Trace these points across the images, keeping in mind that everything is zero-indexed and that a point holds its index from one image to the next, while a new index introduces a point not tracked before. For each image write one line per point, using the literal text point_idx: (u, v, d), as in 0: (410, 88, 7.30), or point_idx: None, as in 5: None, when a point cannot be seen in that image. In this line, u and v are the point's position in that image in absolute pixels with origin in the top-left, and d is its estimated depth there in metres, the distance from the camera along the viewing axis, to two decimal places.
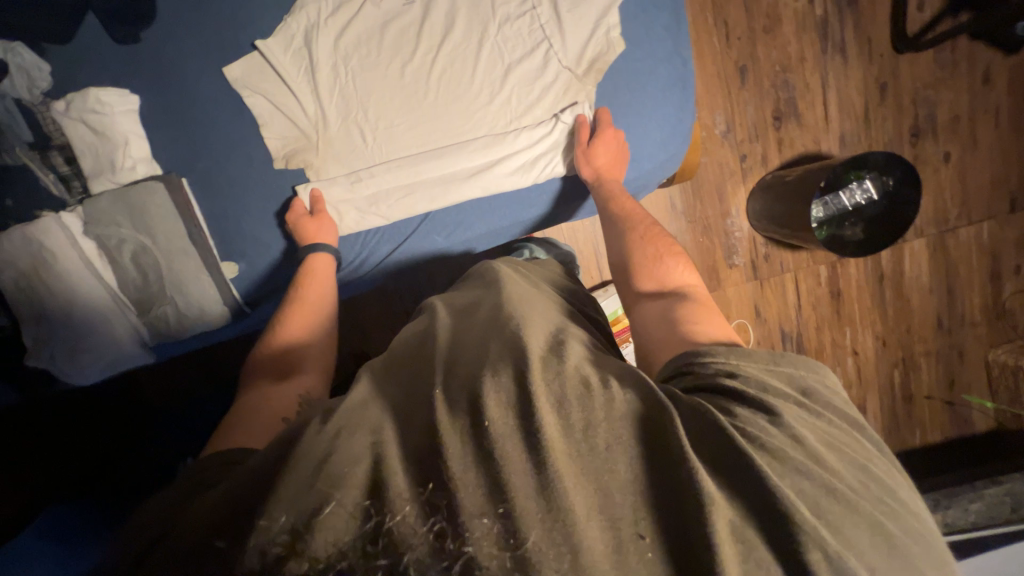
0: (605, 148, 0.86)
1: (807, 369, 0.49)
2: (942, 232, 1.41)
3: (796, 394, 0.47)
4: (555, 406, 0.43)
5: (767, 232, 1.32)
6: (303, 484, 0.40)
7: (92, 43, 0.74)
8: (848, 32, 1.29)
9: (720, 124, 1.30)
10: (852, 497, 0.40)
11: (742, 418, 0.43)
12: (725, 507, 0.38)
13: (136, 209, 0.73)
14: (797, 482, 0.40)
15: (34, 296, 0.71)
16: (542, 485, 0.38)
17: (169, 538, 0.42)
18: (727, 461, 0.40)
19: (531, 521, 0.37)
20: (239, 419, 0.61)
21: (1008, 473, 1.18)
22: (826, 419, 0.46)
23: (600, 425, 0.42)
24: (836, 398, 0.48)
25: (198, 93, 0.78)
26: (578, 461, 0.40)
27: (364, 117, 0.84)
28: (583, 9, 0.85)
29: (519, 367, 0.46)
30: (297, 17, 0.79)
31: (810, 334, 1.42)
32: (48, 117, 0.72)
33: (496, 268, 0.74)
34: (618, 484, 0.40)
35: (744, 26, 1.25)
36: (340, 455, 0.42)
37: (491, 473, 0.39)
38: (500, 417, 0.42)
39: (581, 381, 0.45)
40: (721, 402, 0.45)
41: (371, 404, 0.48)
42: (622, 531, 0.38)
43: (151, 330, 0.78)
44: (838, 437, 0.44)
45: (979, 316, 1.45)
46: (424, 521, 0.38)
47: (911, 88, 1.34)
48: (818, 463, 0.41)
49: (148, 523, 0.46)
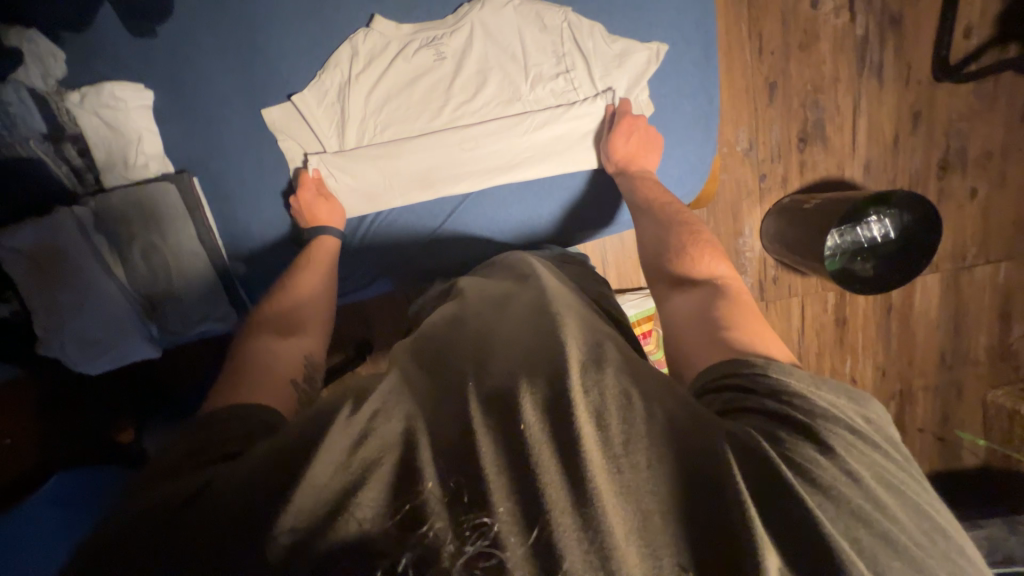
0: (625, 139, 0.83)
1: (846, 397, 0.47)
2: (958, 269, 1.38)
3: (849, 419, 0.44)
4: (594, 416, 0.40)
5: (778, 255, 1.31)
6: (337, 467, 0.38)
7: (109, 33, 0.73)
8: (888, 56, 1.24)
9: (742, 141, 1.26)
10: (906, 543, 0.38)
11: (787, 443, 0.42)
12: (771, 547, 0.36)
13: (147, 208, 0.74)
14: (853, 530, 0.38)
15: (46, 288, 0.72)
16: (578, 500, 0.36)
17: (209, 492, 0.39)
18: (769, 492, 0.39)
19: (566, 537, 0.35)
20: (243, 373, 0.58)
21: (989, 517, 1.19)
22: (907, 473, 0.43)
23: (640, 442, 0.39)
24: (890, 433, 0.46)
25: (213, 94, 0.77)
26: (615, 480, 0.38)
27: (392, 165, 0.82)
28: (614, 76, 0.85)
29: (555, 373, 0.43)
30: (331, 74, 0.78)
31: (810, 359, 1.41)
32: (63, 109, 0.72)
33: (528, 262, 0.72)
34: (658, 507, 0.37)
35: (778, 41, 1.20)
36: (373, 442, 0.40)
37: (526, 479, 0.37)
38: (535, 422, 0.39)
39: (622, 392, 0.42)
40: (765, 426, 0.44)
41: (403, 391, 0.44)
42: (663, 561, 0.35)
43: (159, 326, 0.81)
44: (891, 471, 0.42)
45: (983, 356, 1.44)
46: (447, 520, 0.36)
47: (945, 119, 1.29)
48: (877, 507, 0.39)
49: (171, 473, 0.43)
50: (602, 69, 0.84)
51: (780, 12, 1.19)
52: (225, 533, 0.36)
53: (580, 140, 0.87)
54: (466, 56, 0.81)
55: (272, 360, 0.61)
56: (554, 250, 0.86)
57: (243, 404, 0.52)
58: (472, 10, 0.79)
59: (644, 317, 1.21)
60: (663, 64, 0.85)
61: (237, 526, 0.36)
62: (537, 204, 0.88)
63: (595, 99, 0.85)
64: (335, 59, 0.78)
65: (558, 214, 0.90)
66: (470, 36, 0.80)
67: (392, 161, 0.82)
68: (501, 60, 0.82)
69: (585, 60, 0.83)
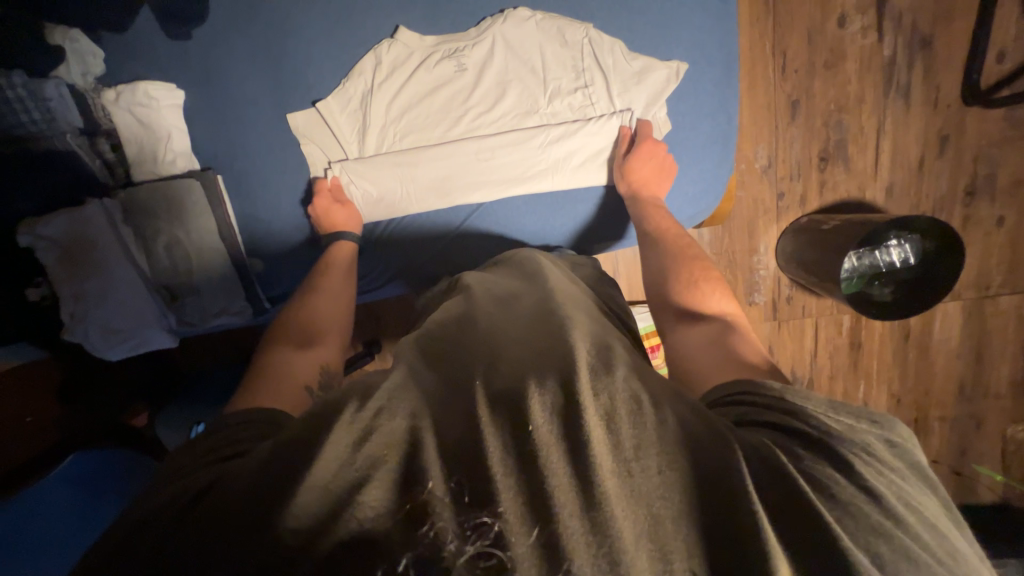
0: (642, 161, 0.83)
1: (870, 422, 0.44)
2: (982, 298, 1.34)
3: (865, 441, 0.43)
4: (604, 419, 0.40)
5: (794, 274, 1.28)
6: (343, 460, 0.39)
7: (146, 34, 0.76)
8: (916, 78, 1.21)
9: (761, 158, 1.25)
10: (929, 562, 0.36)
11: (807, 462, 0.41)
12: (788, 562, 0.36)
13: (173, 203, 0.78)
14: (871, 543, 0.37)
15: (74, 276, 0.75)
16: (587, 502, 0.36)
17: (214, 492, 0.41)
18: (789, 509, 0.38)
19: (574, 539, 0.35)
20: (262, 381, 0.59)
21: (1004, 558, 1.14)
22: (928, 494, 0.41)
23: (652, 448, 0.39)
24: (913, 456, 0.44)
25: (240, 95, 0.79)
26: (625, 484, 0.37)
27: (410, 173, 0.84)
28: (633, 92, 0.85)
29: (565, 375, 0.43)
30: (355, 81, 0.80)
31: (822, 382, 1.38)
32: (99, 105, 0.75)
33: (535, 259, 0.72)
34: (670, 513, 0.37)
35: (803, 59, 1.19)
36: (378, 439, 0.40)
37: (534, 480, 0.37)
38: (545, 424, 0.39)
39: (631, 397, 0.42)
40: (783, 443, 0.43)
41: (411, 386, 0.45)
42: (674, 566, 0.35)
43: (177, 317, 0.83)
44: (911, 492, 0.40)
45: (1005, 389, 1.40)
46: (453, 516, 0.36)
47: (974, 144, 1.26)
48: (899, 526, 0.38)
49: (183, 474, 0.44)
50: (621, 86, 0.85)
51: (806, 30, 1.18)
52: (223, 539, 0.36)
53: (595, 155, 0.87)
54: (487, 67, 0.82)
55: (287, 370, 0.61)
56: (567, 253, 0.85)
57: (260, 409, 0.53)
58: (494, 23, 0.81)
59: (652, 330, 1.20)
60: (683, 82, 0.86)
61: (239, 529, 0.36)
62: (553, 213, 0.89)
63: (613, 116, 0.85)
64: (359, 68, 0.80)
65: (571, 226, 0.90)
66: (491, 47, 0.82)
67: (410, 168, 0.83)
68: (521, 72, 0.83)
69: (604, 76, 0.84)
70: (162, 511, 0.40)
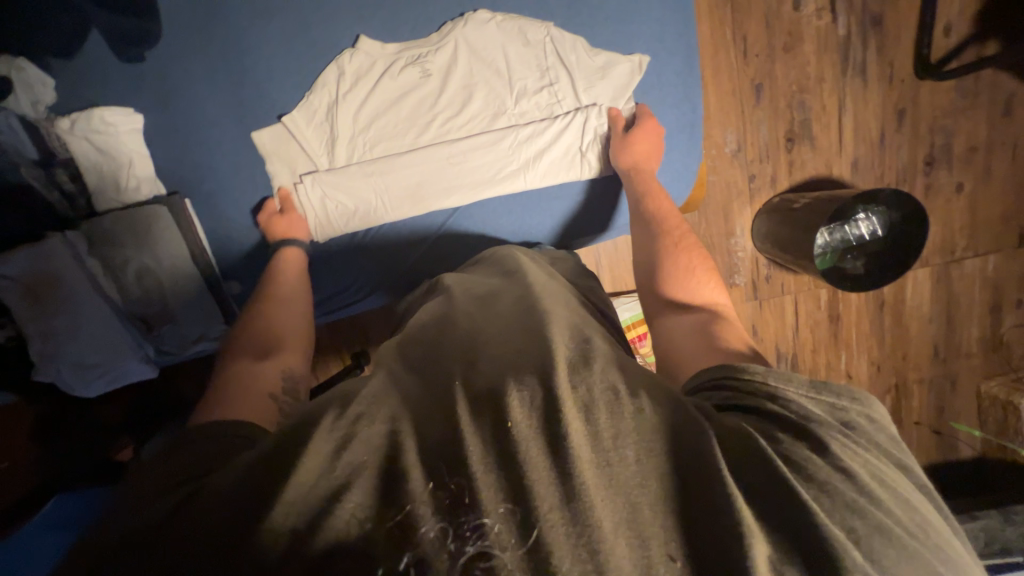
0: (642, 136, 0.84)
1: (853, 400, 0.46)
2: (948, 262, 1.40)
3: (836, 420, 0.45)
4: (582, 411, 0.41)
5: (770, 254, 1.32)
6: (320, 472, 0.38)
7: (97, 58, 0.73)
8: (871, 55, 1.25)
9: (731, 143, 1.27)
10: (900, 533, 0.38)
11: (785, 445, 0.42)
12: (761, 537, 0.37)
13: (140, 230, 0.75)
14: (847, 519, 0.38)
15: (42, 314, 0.73)
16: (566, 495, 0.36)
17: (190, 508, 0.39)
18: (762, 486, 0.39)
19: (553, 533, 0.34)
20: (219, 396, 0.57)
21: (986, 509, 1.20)
22: (904, 478, 0.43)
23: (630, 436, 0.40)
24: (881, 435, 0.45)
25: (202, 115, 0.77)
26: (603, 475, 0.38)
27: (382, 183, 0.83)
28: (599, 87, 0.86)
29: (545, 372, 0.44)
30: (319, 93, 0.79)
31: (805, 356, 1.42)
32: (52, 134, 0.72)
33: (514, 256, 0.72)
34: (648, 499, 0.37)
35: (763, 43, 1.22)
36: (357, 447, 0.40)
37: (513, 475, 0.37)
38: (524, 420, 0.40)
39: (610, 388, 0.43)
40: (760, 424, 0.44)
41: (391, 395, 0.45)
42: (653, 551, 0.35)
43: (156, 347, 0.82)
44: (882, 469, 0.42)
45: (976, 347, 1.46)
46: (431, 519, 0.35)
47: (930, 116, 1.30)
48: (871, 499, 0.39)
49: (154, 496, 0.42)
50: (588, 81, 0.85)
51: (763, 15, 1.20)
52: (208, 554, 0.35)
53: (566, 151, 0.87)
54: (451, 71, 0.82)
55: (248, 383, 0.60)
56: (546, 248, 0.86)
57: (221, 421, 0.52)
58: (455, 27, 0.81)
59: (637, 319, 1.22)
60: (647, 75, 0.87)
61: (219, 544, 0.36)
62: (528, 212, 0.89)
63: (581, 112, 0.86)
64: (322, 81, 0.79)
65: (548, 223, 0.91)
66: (454, 52, 0.81)
67: (382, 177, 0.83)
68: (486, 74, 0.83)
69: (570, 74, 0.85)
70: (138, 531, 0.39)
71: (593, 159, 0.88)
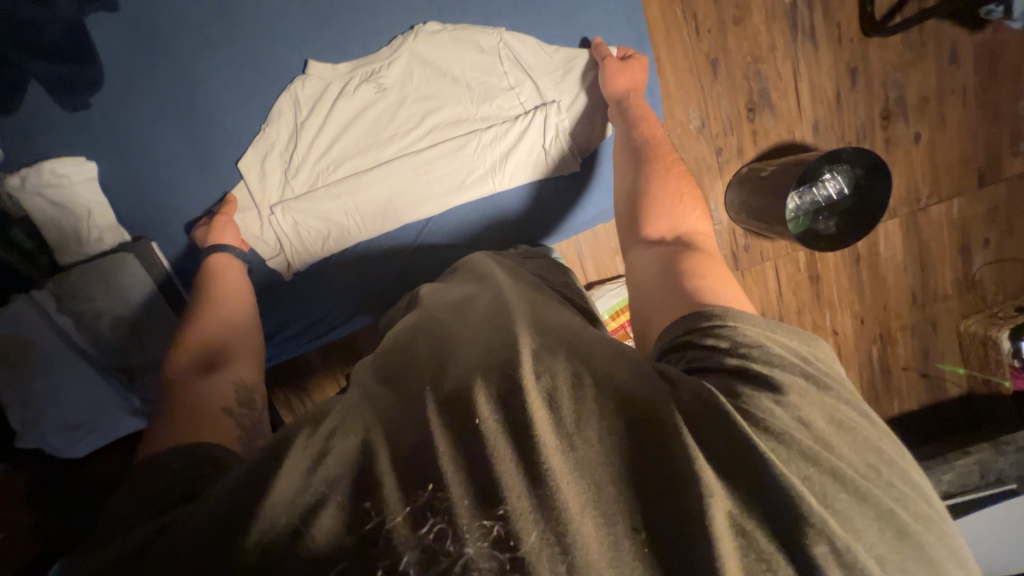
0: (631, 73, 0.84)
1: (807, 343, 0.47)
2: (915, 211, 1.44)
3: (803, 364, 0.44)
4: (545, 399, 0.41)
5: (745, 223, 1.34)
6: (298, 485, 0.39)
7: (40, 109, 0.71)
8: (817, 19, 1.28)
9: (695, 119, 1.29)
10: (853, 478, 0.39)
11: (744, 398, 0.41)
12: (722, 495, 0.37)
13: (109, 280, 0.73)
14: (802, 468, 0.38)
15: (19, 380, 0.71)
16: (534, 485, 0.37)
17: (162, 538, 0.39)
18: (725, 448, 0.39)
19: (525, 522, 0.36)
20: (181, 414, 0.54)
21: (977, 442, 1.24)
22: (859, 413, 0.43)
23: (590, 417, 0.40)
24: (837, 381, 0.45)
25: (159, 155, 0.76)
26: (569, 459, 0.38)
27: (351, 202, 0.82)
28: (557, 83, 0.87)
29: (507, 365, 0.44)
30: (276, 125, 0.78)
31: (792, 318, 1.45)
32: (3, 194, 0.70)
33: (485, 262, 0.72)
34: (610, 477, 0.38)
35: (713, 19, 1.23)
36: (332, 460, 0.40)
37: (480, 472, 0.38)
38: (489, 414, 0.40)
39: (572, 373, 0.43)
40: (722, 380, 0.43)
41: (362, 406, 0.44)
42: (617, 527, 0.36)
43: (141, 397, 0.79)
44: (845, 413, 0.43)
45: (951, 289, 1.51)
46: (419, 524, 0.36)
47: (881, 71, 1.34)
48: (826, 448, 0.40)
49: (117, 532, 0.41)
50: (545, 78, 0.86)
51: None
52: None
53: (531, 149, 0.87)
54: (404, 83, 0.82)
55: (192, 405, 0.55)
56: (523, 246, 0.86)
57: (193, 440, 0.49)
58: (406, 40, 0.80)
59: (624, 305, 1.22)
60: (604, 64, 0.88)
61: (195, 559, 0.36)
62: (501, 213, 0.89)
63: (542, 109, 0.86)
64: (278, 111, 0.78)
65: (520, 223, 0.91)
66: (406, 64, 0.81)
67: (350, 196, 0.82)
68: (441, 84, 0.83)
69: (528, 73, 0.85)
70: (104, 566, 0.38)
71: (556, 152, 0.88)
